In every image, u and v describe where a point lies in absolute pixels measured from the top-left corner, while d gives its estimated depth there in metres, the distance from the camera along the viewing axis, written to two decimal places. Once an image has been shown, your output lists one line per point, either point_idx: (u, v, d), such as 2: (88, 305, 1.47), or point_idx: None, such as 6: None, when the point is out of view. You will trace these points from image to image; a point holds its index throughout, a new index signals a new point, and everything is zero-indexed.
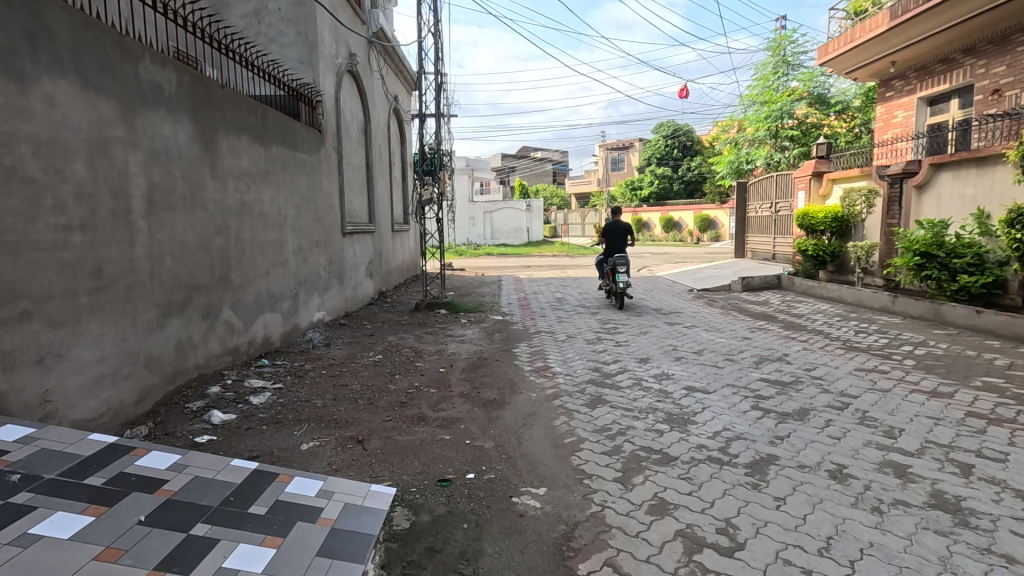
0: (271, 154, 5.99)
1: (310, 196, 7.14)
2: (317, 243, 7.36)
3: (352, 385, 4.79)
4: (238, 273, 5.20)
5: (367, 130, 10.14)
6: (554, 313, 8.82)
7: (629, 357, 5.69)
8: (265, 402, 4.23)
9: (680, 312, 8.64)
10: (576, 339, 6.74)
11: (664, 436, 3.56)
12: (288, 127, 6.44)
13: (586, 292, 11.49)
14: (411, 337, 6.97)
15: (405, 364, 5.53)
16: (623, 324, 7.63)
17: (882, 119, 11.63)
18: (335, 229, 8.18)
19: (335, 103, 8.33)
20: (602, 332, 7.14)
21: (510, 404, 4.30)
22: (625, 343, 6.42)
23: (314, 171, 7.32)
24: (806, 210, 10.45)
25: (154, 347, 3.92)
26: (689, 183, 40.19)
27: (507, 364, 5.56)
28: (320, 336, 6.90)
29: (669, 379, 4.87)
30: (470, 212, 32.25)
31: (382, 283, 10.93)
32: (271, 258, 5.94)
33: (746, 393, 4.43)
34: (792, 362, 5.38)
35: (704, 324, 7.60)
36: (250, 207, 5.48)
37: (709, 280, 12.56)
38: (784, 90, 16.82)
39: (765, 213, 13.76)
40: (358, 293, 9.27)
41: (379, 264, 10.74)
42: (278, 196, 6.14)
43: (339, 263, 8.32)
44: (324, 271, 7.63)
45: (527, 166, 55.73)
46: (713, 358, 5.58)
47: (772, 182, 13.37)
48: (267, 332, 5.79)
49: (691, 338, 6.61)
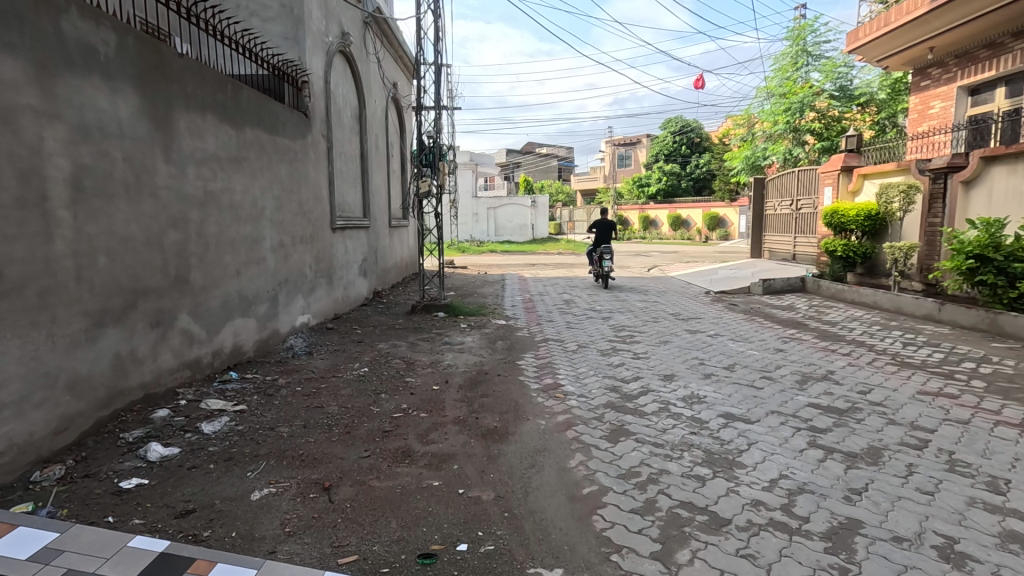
0: (244, 137, 5.27)
1: (293, 186, 6.42)
2: (301, 239, 6.65)
3: (329, 407, 4.07)
4: (200, 273, 4.48)
5: (362, 118, 9.41)
6: (563, 317, 8.09)
7: (650, 373, 4.96)
8: (221, 431, 3.52)
9: (700, 318, 7.91)
10: (588, 349, 6.01)
11: (707, 486, 2.84)
12: (266, 108, 5.72)
13: (595, 293, 10.77)
14: (403, 345, 6.25)
15: (394, 379, 4.82)
16: (639, 331, 6.91)
17: (917, 111, 10.85)
18: (323, 225, 7.47)
19: (326, 86, 7.61)
20: (617, 340, 6.41)
21: (514, 436, 3.58)
22: (644, 355, 5.69)
23: (299, 159, 6.61)
24: (835, 207, 9.67)
25: (82, 366, 3.21)
26: (698, 181, 39.34)
27: (510, 380, 4.84)
28: (302, 343, 6.19)
29: (701, 404, 4.14)
30: (474, 208, 31.55)
31: (377, 283, 10.23)
32: (244, 256, 5.23)
33: (797, 424, 3.69)
34: (841, 382, 4.64)
35: (729, 332, 6.86)
36: (216, 197, 4.77)
37: (725, 281, 11.83)
38: (805, 81, 16.05)
39: (785, 210, 13.00)
40: (350, 294, 8.57)
41: (373, 261, 10.03)
42: (253, 185, 5.43)
43: (328, 261, 7.61)
44: (309, 270, 6.92)
45: (533, 162, 54.92)
46: (748, 375, 4.84)
47: (794, 177, 12.60)
48: (238, 340, 5.08)
49: (718, 350, 5.87)
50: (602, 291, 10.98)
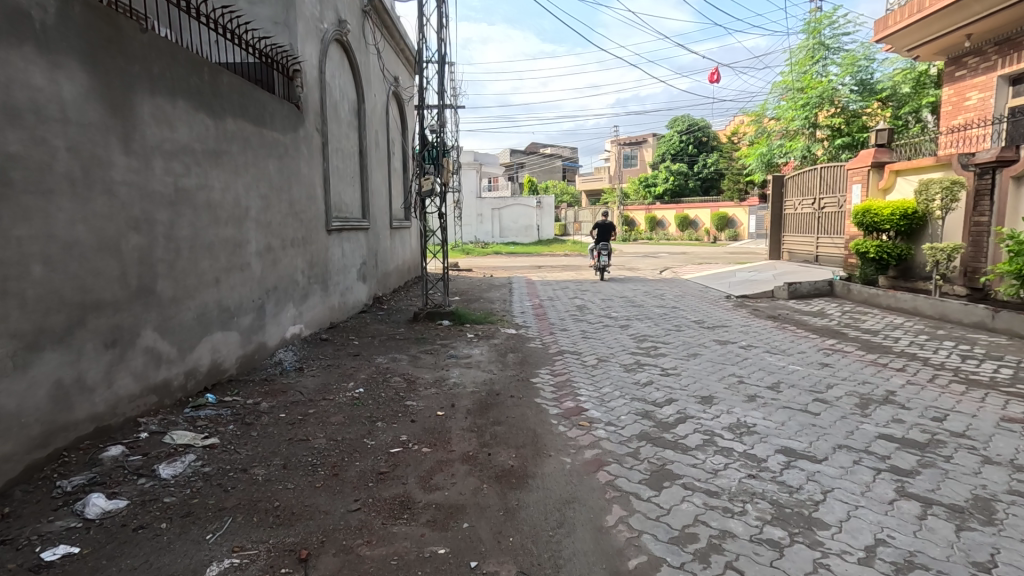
0: (224, 128, 4.68)
1: (283, 184, 5.85)
2: (292, 242, 6.06)
3: (315, 440, 3.47)
4: (169, 282, 3.90)
5: (361, 113, 8.84)
6: (577, 325, 7.48)
7: (685, 394, 4.35)
8: (182, 476, 2.92)
9: (727, 326, 7.28)
10: (610, 363, 5.40)
11: (788, 558, 2.23)
12: (250, 97, 5.13)
13: (608, 298, 10.16)
14: (404, 360, 5.66)
15: (392, 402, 4.22)
16: (663, 341, 6.31)
17: (951, 103, 10.19)
18: (318, 227, 6.89)
19: (320, 76, 7.02)
20: (640, 353, 5.79)
21: (534, 480, 2.98)
22: (675, 370, 5.08)
23: (290, 154, 6.02)
24: (867, 206, 9.02)
25: (7, 399, 2.62)
26: (706, 180, 38.66)
27: (526, 404, 4.23)
28: (292, 358, 5.60)
29: (753, 435, 3.53)
30: (478, 209, 30.97)
31: (377, 287, 9.64)
32: (225, 261, 4.65)
33: (874, 463, 3.07)
34: (910, 407, 4.01)
35: (762, 342, 6.23)
36: (190, 195, 4.18)
37: (745, 285, 11.20)
38: (824, 75, 15.39)
39: (807, 210, 12.36)
40: (348, 301, 7.99)
41: (373, 265, 9.43)
42: (235, 182, 4.84)
43: (322, 266, 7.02)
44: (302, 275, 6.33)
45: (537, 162, 54.29)
46: (798, 398, 4.23)
47: (817, 175, 11.95)
48: (217, 357, 4.50)
49: (756, 364, 5.25)
50: (615, 296, 10.36)
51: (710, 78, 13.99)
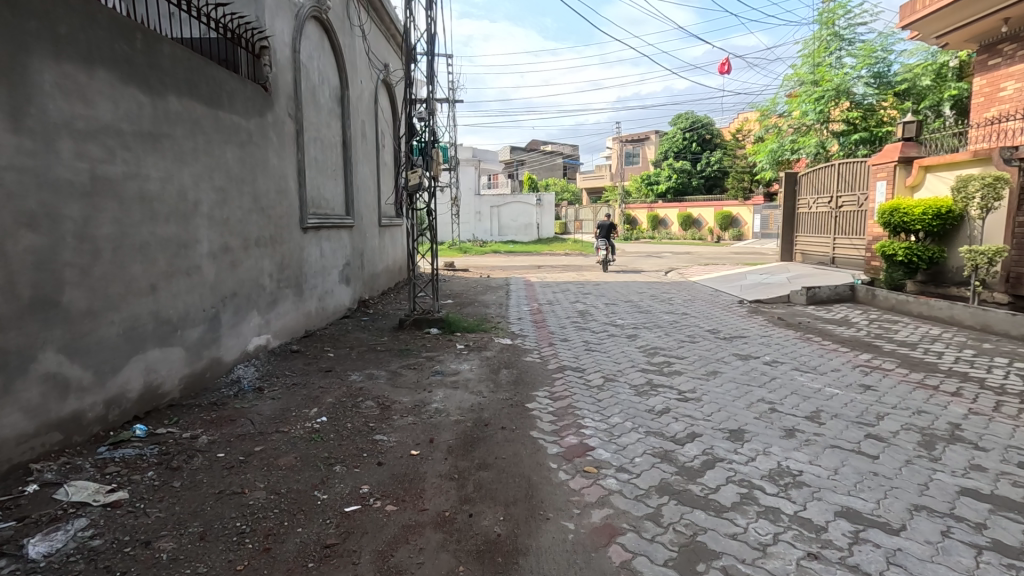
0: (165, 107, 3.96)
1: (245, 175, 5.13)
2: (256, 241, 5.34)
3: (251, 494, 2.75)
4: (82, 291, 3.18)
5: (344, 101, 8.12)
6: (579, 334, 6.77)
7: (710, 427, 3.64)
8: (59, 554, 2.21)
9: (745, 336, 6.57)
10: (618, 383, 4.69)
11: None
12: (201, 72, 4.40)
13: (613, 302, 9.44)
14: (382, 378, 4.94)
15: (357, 438, 3.50)
16: (677, 356, 5.59)
17: (984, 93, 9.47)
18: (290, 224, 6.17)
19: (294, 56, 6.30)
20: (651, 370, 5.07)
21: (526, 561, 2.26)
22: (693, 394, 4.37)
23: (254, 142, 5.30)
24: (895, 204, 8.30)
25: None
26: (709, 179, 37.90)
27: (519, 440, 3.51)
28: (253, 374, 4.88)
29: (803, 489, 2.81)
30: (477, 207, 30.23)
31: (362, 290, 8.93)
32: (165, 265, 3.93)
33: (969, 537, 2.36)
34: (987, 448, 3.29)
35: (788, 358, 5.51)
36: (115, 185, 3.46)
37: (758, 288, 10.50)
38: (838, 67, 14.64)
39: (823, 208, 11.63)
40: (327, 306, 7.27)
41: (358, 267, 8.71)
42: (180, 172, 4.12)
43: (296, 267, 6.30)
44: (269, 280, 5.61)
45: (537, 159, 53.45)
46: (846, 434, 3.51)
47: (835, 171, 11.21)
48: (152, 379, 3.78)
49: (786, 387, 4.53)
50: (620, 300, 9.65)
51: (720, 69, 13.20)
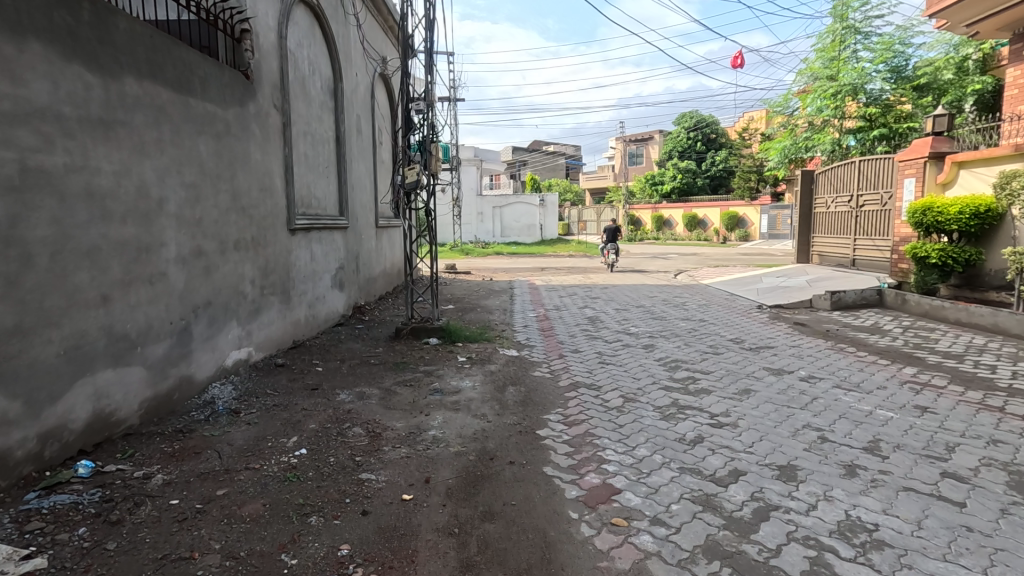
0: (122, 91, 3.44)
1: (223, 170, 4.61)
2: (236, 245, 4.82)
3: (200, 561, 2.21)
4: (7, 305, 2.66)
5: (337, 93, 7.60)
6: (591, 345, 6.23)
7: (755, 464, 3.10)
8: None
9: (772, 347, 6.02)
10: (639, 404, 4.16)
11: None
12: (167, 53, 3.89)
13: (624, 308, 8.90)
14: (374, 397, 4.41)
15: (338, 478, 2.96)
16: (701, 370, 5.05)
17: (1018, 84, 8.92)
18: (276, 226, 5.65)
19: (280, 41, 5.77)
20: (676, 389, 4.54)
21: None
22: (727, 418, 3.83)
23: (232, 134, 4.77)
24: (928, 202, 7.72)
25: None
26: (714, 179, 37.32)
27: (530, 480, 2.98)
28: (230, 394, 4.35)
29: (886, 551, 2.26)
30: (478, 207, 29.76)
31: (358, 296, 8.40)
32: (121, 273, 3.41)
33: None
34: None
35: (825, 373, 4.96)
36: (55, 179, 2.95)
37: (776, 292, 9.95)
38: (855, 62, 14.02)
39: (843, 208, 11.07)
40: (318, 314, 6.75)
41: (353, 271, 8.17)
42: (140, 166, 3.60)
43: (283, 272, 5.78)
44: (251, 287, 5.08)
45: (539, 159, 52.95)
46: (919, 472, 2.97)
47: (856, 169, 10.64)
48: (104, 406, 3.26)
49: (831, 409, 3.99)
50: (631, 305, 9.11)
51: (732, 62, 12.65)
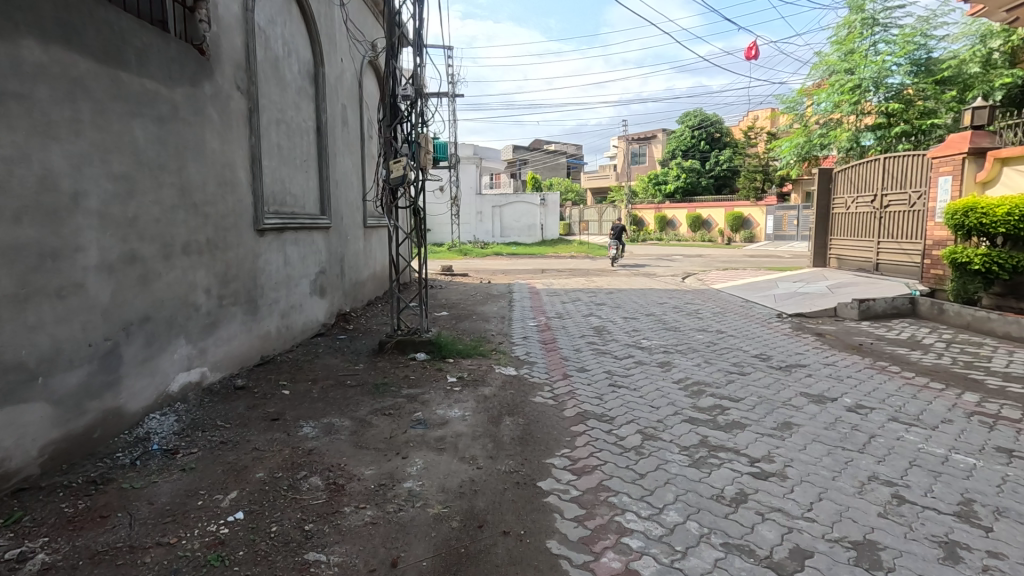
0: (17, 57, 2.74)
1: (167, 160, 3.90)
2: (185, 248, 4.10)
3: None
4: None
5: (319, 79, 6.89)
6: (600, 362, 5.51)
7: (822, 540, 2.39)
8: None
9: (804, 365, 5.31)
10: (662, 445, 3.44)
11: None
12: (87, 15, 3.18)
13: (632, 316, 8.17)
14: (344, 433, 3.69)
15: (276, 561, 2.24)
16: (730, 397, 4.33)
17: None
18: (241, 225, 4.93)
19: (246, 15, 5.06)
20: (703, 422, 3.82)
21: None
22: (772, 466, 3.11)
23: (182, 118, 4.06)
24: (970, 202, 6.98)
25: None
26: (719, 178, 36.64)
27: (529, 565, 2.26)
28: (171, 428, 3.64)
29: None
30: (477, 207, 29.03)
31: (342, 302, 7.68)
32: (12, 285, 2.70)
33: None
34: None
35: (875, 401, 4.25)
36: None
37: (796, 299, 9.25)
38: (874, 54, 13.19)
39: (866, 208, 10.34)
40: (293, 324, 6.03)
41: (336, 276, 7.44)
42: (45, 151, 2.90)
43: (249, 279, 5.07)
44: (206, 297, 4.37)
45: (540, 158, 52.18)
46: None
47: (880, 167, 9.91)
48: None
49: (897, 453, 3.28)
50: (640, 313, 8.38)
51: (746, 53, 11.91)
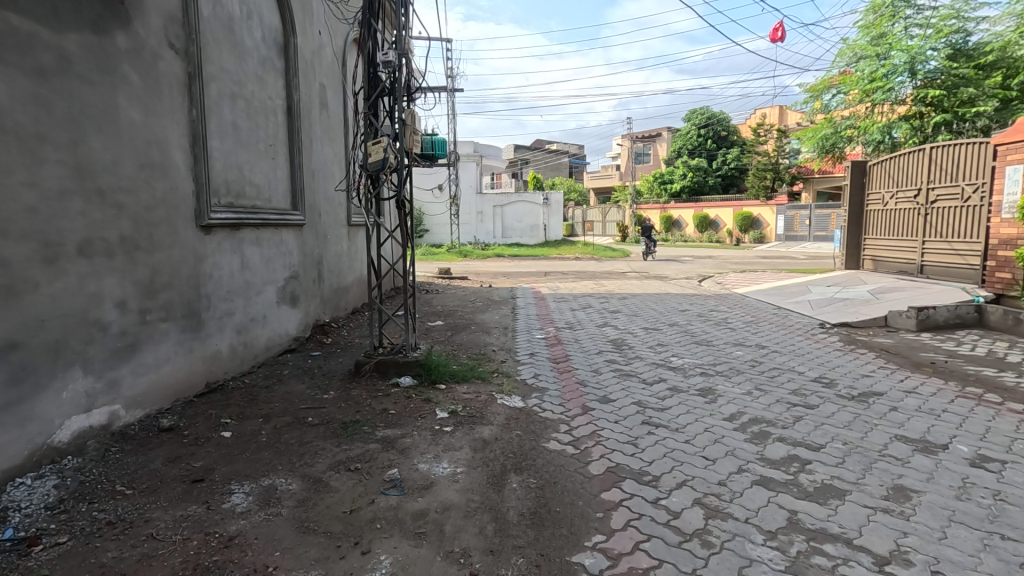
0: None
1: (49, 128, 2.88)
2: (82, 248, 3.07)
3: None
4: None
5: (289, 50, 5.85)
6: (627, 388, 4.47)
7: None
8: None
9: (881, 394, 4.27)
10: (739, 532, 2.39)
11: None
12: None
13: (654, 326, 7.13)
14: (288, 506, 2.65)
15: None
16: (806, 445, 3.28)
17: None
18: (178, 220, 3.91)
19: None
20: (784, 487, 2.78)
21: None
22: (914, 574, 2.07)
23: (75, 74, 3.03)
24: None
25: None
26: (726, 177, 35.61)
27: None
28: (47, 497, 2.61)
29: None
30: (478, 206, 28.00)
31: (319, 311, 6.64)
32: None
33: None
34: None
35: (1001, 450, 3.20)
36: None
37: (835, 305, 8.20)
38: (908, 38, 12.01)
39: (910, 204, 9.32)
40: (254, 342, 4.99)
41: (311, 281, 6.38)
42: None
43: (190, 288, 4.04)
44: (119, 312, 3.33)
45: (542, 158, 51.14)
46: None
47: (928, 159, 8.89)
48: None
49: None
50: (663, 322, 7.35)
51: (771, 36, 10.90)
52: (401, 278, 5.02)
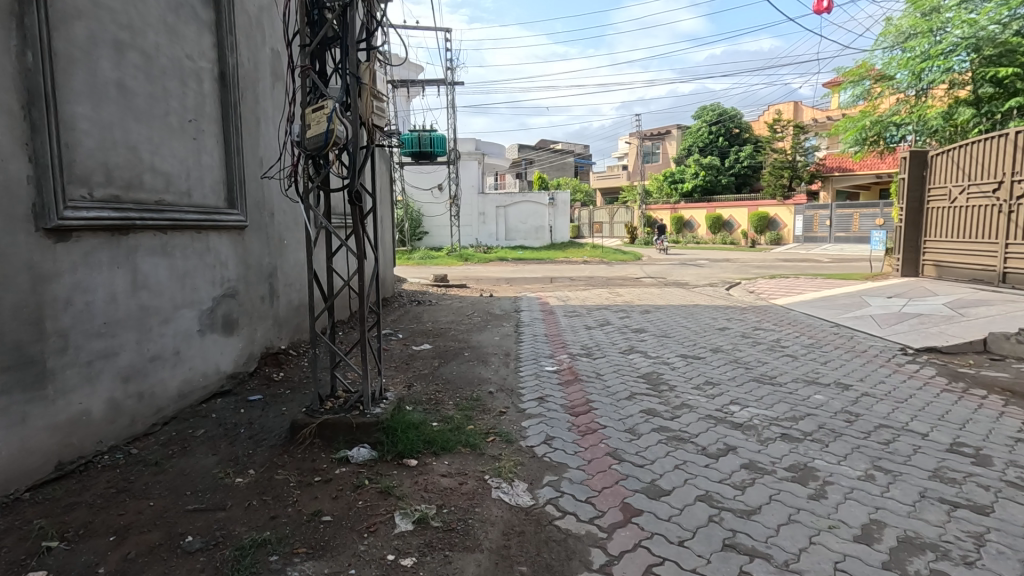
0: None
1: None
2: None
3: None
4: None
5: None
6: (681, 466, 3.05)
7: None
8: None
9: None
10: None
11: None
12: None
13: (692, 352, 5.68)
14: None
15: None
16: None
17: None
18: None
19: None
20: None
21: None
22: None
23: None
24: None
25: None
26: (739, 176, 34.07)
27: None
28: None
29: None
30: (479, 207, 26.58)
31: (271, 337, 5.23)
32: None
33: None
34: None
35: None
36: None
37: (907, 323, 6.72)
38: (970, 10, 10.37)
39: (986, 200, 7.85)
40: (155, 391, 3.58)
41: (257, 300, 4.96)
42: None
43: (21, 324, 2.65)
44: None
45: (547, 158, 49.70)
46: None
47: (1012, 145, 7.42)
48: None
49: None
50: (701, 347, 5.91)
51: (814, 7, 9.46)
52: (357, 299, 3.53)
